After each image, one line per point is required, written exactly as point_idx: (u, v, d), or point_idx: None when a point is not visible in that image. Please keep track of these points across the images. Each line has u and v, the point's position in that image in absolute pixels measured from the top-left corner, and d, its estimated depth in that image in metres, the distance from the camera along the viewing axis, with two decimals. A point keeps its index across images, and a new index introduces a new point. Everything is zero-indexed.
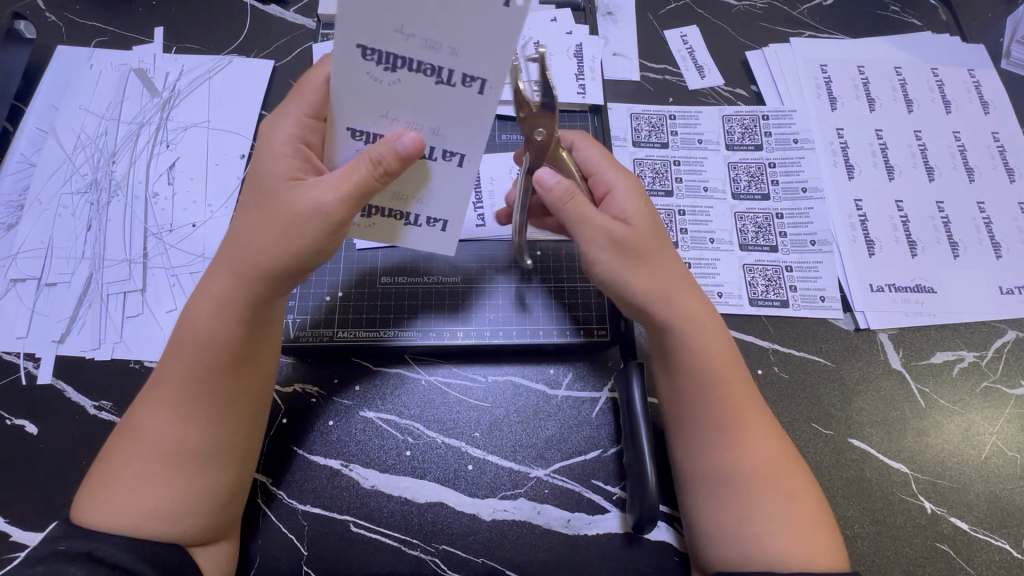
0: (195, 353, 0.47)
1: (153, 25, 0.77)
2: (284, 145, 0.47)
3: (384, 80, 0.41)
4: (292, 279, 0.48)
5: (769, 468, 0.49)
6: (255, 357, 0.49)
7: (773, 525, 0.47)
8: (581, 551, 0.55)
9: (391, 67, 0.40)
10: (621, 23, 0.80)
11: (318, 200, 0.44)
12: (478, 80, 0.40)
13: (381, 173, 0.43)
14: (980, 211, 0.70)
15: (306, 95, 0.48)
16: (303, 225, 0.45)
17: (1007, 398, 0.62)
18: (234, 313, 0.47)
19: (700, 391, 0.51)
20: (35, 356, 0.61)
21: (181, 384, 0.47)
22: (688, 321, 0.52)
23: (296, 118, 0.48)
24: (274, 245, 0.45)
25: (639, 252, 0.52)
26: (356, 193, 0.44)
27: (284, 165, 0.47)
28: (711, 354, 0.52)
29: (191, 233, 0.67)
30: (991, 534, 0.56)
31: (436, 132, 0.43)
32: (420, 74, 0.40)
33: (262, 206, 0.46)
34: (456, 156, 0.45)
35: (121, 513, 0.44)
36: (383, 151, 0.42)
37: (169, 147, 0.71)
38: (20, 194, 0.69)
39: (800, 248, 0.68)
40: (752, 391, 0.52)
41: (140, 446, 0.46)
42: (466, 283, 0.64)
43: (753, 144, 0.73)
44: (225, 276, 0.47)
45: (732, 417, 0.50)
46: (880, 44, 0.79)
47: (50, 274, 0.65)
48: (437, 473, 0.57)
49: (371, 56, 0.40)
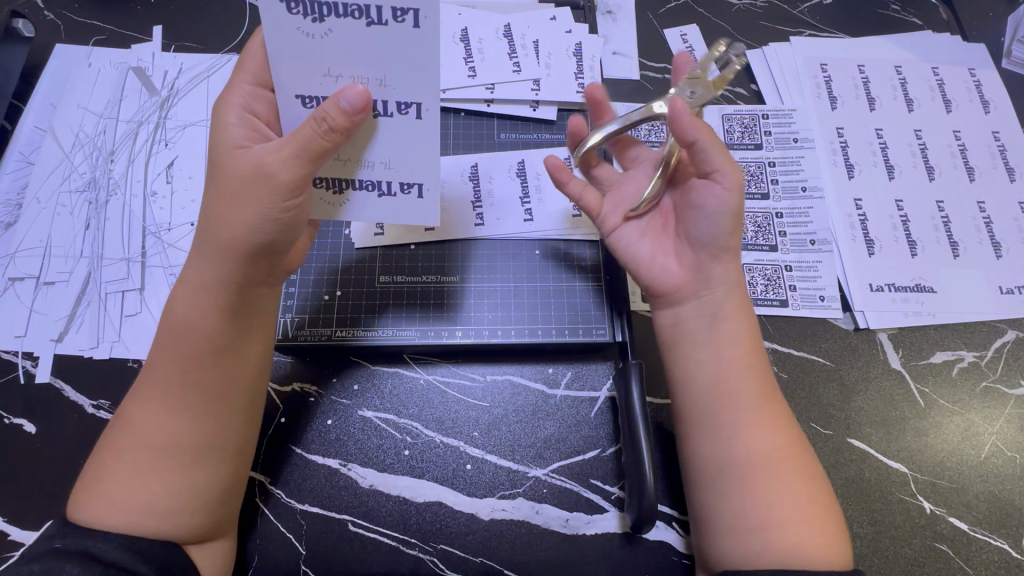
0: (181, 343, 0.47)
1: (152, 24, 0.77)
2: (230, 114, 0.47)
3: (315, 33, 0.42)
4: (266, 260, 0.48)
5: (784, 455, 0.49)
6: (241, 347, 0.49)
7: (789, 512, 0.47)
8: (579, 551, 0.55)
9: (319, 17, 0.41)
10: (621, 21, 0.80)
11: (263, 161, 0.44)
12: (409, 12, 0.41)
13: (328, 130, 0.43)
14: (980, 210, 0.69)
15: (247, 64, 0.47)
16: (259, 195, 0.45)
17: (1007, 398, 0.62)
18: (211, 297, 0.47)
19: (726, 372, 0.52)
20: (33, 354, 0.61)
21: (171, 376, 0.47)
22: (732, 293, 0.54)
23: (238, 86, 0.47)
24: (228, 217, 0.45)
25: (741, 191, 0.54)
26: (305, 152, 0.44)
27: (236, 137, 0.46)
28: (739, 333, 0.53)
29: (189, 231, 0.67)
30: (990, 535, 0.56)
31: (384, 83, 0.44)
32: (348, 17, 0.41)
33: (217, 181, 0.46)
34: (412, 108, 0.45)
35: (112, 509, 0.44)
36: (328, 108, 0.43)
37: (167, 145, 0.71)
38: (18, 193, 0.69)
39: (799, 247, 0.68)
40: (773, 378, 0.53)
41: (131, 440, 0.46)
42: (466, 283, 0.64)
43: (753, 143, 0.73)
44: (199, 260, 0.48)
45: (756, 402, 0.51)
46: (881, 43, 0.79)
47: (48, 272, 0.65)
48: (436, 472, 0.57)
49: (297, 10, 0.41)
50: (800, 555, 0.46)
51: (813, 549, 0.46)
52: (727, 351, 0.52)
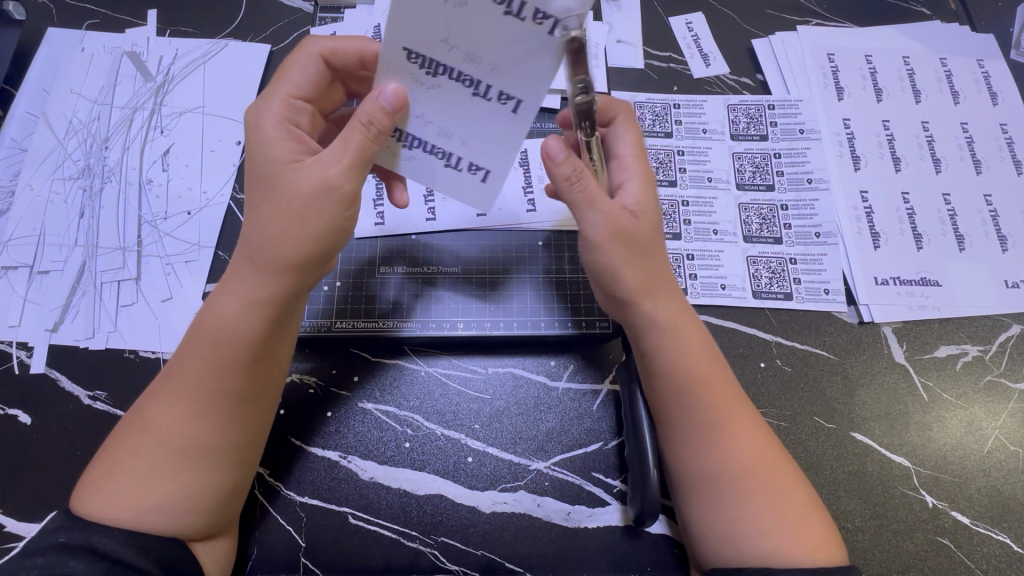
0: (211, 350, 0.46)
1: (147, 9, 0.76)
2: (275, 127, 0.46)
3: (425, 83, 0.41)
4: (313, 274, 0.48)
5: (750, 465, 0.48)
6: (272, 356, 0.48)
7: (760, 521, 0.46)
8: (580, 544, 0.55)
9: (433, 72, 0.40)
10: (625, 9, 0.79)
11: (325, 176, 0.44)
12: (515, 99, 0.40)
13: (376, 134, 0.43)
14: (987, 204, 0.69)
15: (291, 78, 0.49)
16: (315, 208, 0.44)
17: (1011, 392, 0.62)
18: (260, 312, 0.46)
19: (679, 391, 0.50)
20: (28, 344, 0.60)
21: (198, 380, 0.46)
22: (670, 323, 0.51)
23: (283, 99, 0.48)
24: (284, 234, 0.44)
25: (635, 246, 0.50)
26: (359, 159, 0.44)
27: (282, 150, 0.46)
28: (692, 352, 0.51)
29: (186, 221, 0.66)
30: (992, 529, 0.56)
31: (465, 142, 0.44)
32: (459, 83, 0.40)
33: (265, 193, 0.45)
34: (481, 171, 0.46)
35: (122, 507, 0.43)
36: (371, 110, 0.41)
37: (164, 132, 0.69)
38: (10, 179, 0.67)
39: (804, 240, 0.67)
40: (736, 391, 0.52)
41: (152, 439, 0.45)
42: (467, 274, 0.64)
43: (759, 134, 0.72)
44: (247, 269, 0.46)
45: (717, 415, 0.50)
46: (889, 32, 0.78)
47: (43, 261, 0.64)
48: (437, 464, 0.57)
49: (416, 60, 0.40)
50: (780, 560, 0.45)
51: (791, 553, 0.45)
52: (689, 371, 0.50)
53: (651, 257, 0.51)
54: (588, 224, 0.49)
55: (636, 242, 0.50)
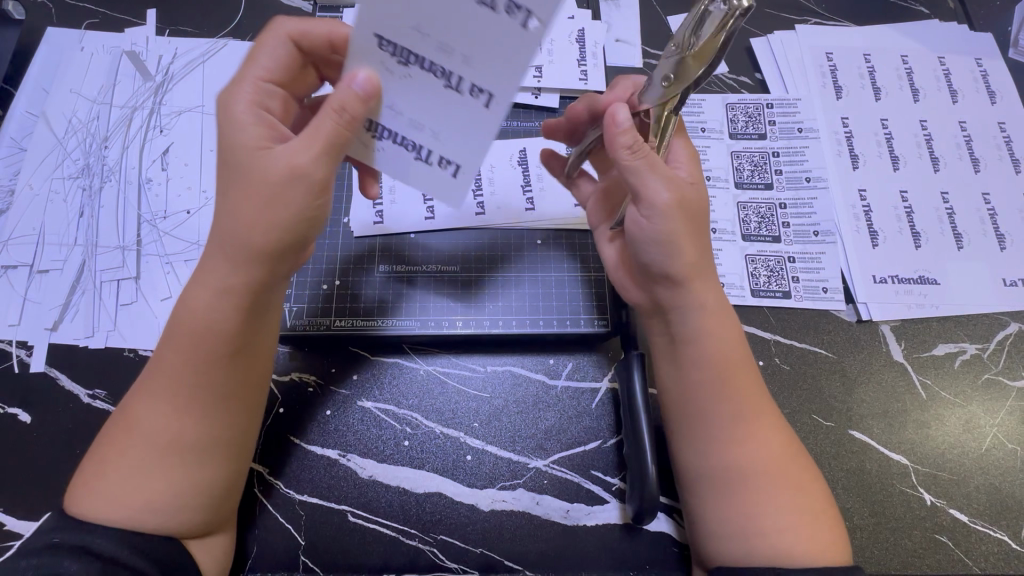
0: (190, 345, 0.46)
1: (146, 8, 0.76)
2: (244, 112, 0.46)
3: (396, 73, 0.42)
4: (288, 260, 0.47)
5: (768, 462, 0.48)
6: (252, 347, 0.48)
7: (779, 518, 0.46)
8: (579, 542, 0.55)
9: (404, 61, 0.41)
10: (624, 8, 0.79)
11: (296, 163, 0.43)
12: (486, 92, 0.41)
13: (348, 121, 0.43)
14: (985, 202, 0.69)
15: (261, 62, 0.48)
16: (289, 196, 0.44)
17: (1009, 390, 0.62)
18: (233, 300, 0.46)
19: (705, 388, 0.50)
20: (28, 343, 0.60)
21: (177, 376, 0.45)
22: (705, 311, 0.50)
23: (252, 83, 0.47)
24: (254, 222, 0.44)
25: (691, 219, 0.48)
26: (329, 147, 0.44)
27: (252, 137, 0.45)
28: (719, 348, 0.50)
29: (185, 220, 0.66)
30: (990, 526, 0.56)
31: (436, 136, 0.44)
32: (430, 75, 0.41)
33: (233, 181, 0.45)
34: (451, 166, 0.45)
35: (111, 507, 0.43)
36: (344, 98, 0.42)
37: (163, 131, 0.70)
38: (10, 179, 0.67)
39: (803, 239, 0.67)
40: (761, 388, 0.51)
41: (137, 438, 0.45)
42: (466, 272, 0.64)
43: (757, 133, 0.72)
44: (219, 260, 0.46)
45: (740, 411, 0.49)
46: (888, 31, 0.78)
47: (43, 260, 0.64)
48: (436, 462, 0.57)
49: (388, 48, 0.41)
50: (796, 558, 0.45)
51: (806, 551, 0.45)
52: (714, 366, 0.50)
53: (701, 234, 0.50)
54: (651, 190, 0.47)
55: (692, 214, 0.48)
